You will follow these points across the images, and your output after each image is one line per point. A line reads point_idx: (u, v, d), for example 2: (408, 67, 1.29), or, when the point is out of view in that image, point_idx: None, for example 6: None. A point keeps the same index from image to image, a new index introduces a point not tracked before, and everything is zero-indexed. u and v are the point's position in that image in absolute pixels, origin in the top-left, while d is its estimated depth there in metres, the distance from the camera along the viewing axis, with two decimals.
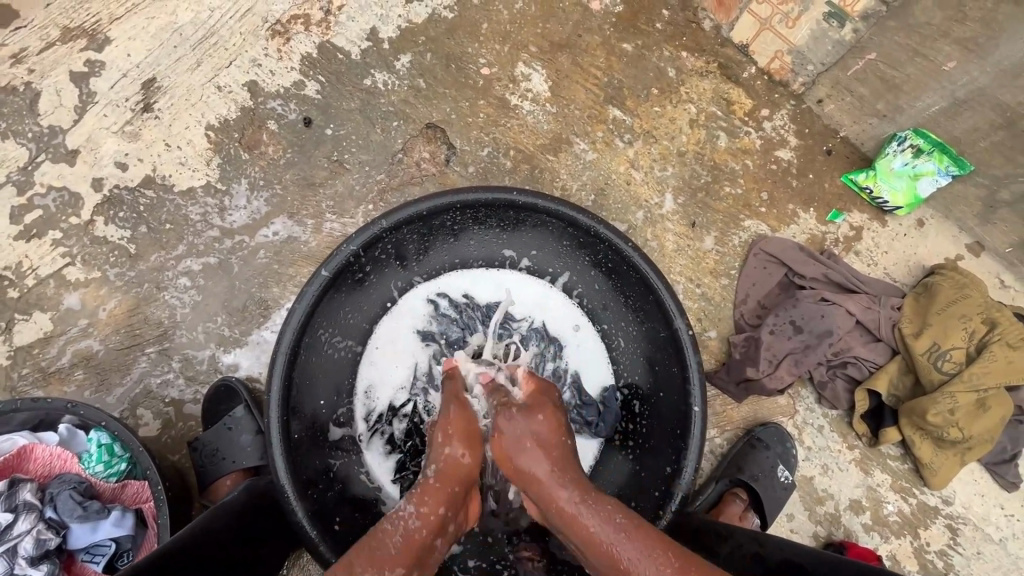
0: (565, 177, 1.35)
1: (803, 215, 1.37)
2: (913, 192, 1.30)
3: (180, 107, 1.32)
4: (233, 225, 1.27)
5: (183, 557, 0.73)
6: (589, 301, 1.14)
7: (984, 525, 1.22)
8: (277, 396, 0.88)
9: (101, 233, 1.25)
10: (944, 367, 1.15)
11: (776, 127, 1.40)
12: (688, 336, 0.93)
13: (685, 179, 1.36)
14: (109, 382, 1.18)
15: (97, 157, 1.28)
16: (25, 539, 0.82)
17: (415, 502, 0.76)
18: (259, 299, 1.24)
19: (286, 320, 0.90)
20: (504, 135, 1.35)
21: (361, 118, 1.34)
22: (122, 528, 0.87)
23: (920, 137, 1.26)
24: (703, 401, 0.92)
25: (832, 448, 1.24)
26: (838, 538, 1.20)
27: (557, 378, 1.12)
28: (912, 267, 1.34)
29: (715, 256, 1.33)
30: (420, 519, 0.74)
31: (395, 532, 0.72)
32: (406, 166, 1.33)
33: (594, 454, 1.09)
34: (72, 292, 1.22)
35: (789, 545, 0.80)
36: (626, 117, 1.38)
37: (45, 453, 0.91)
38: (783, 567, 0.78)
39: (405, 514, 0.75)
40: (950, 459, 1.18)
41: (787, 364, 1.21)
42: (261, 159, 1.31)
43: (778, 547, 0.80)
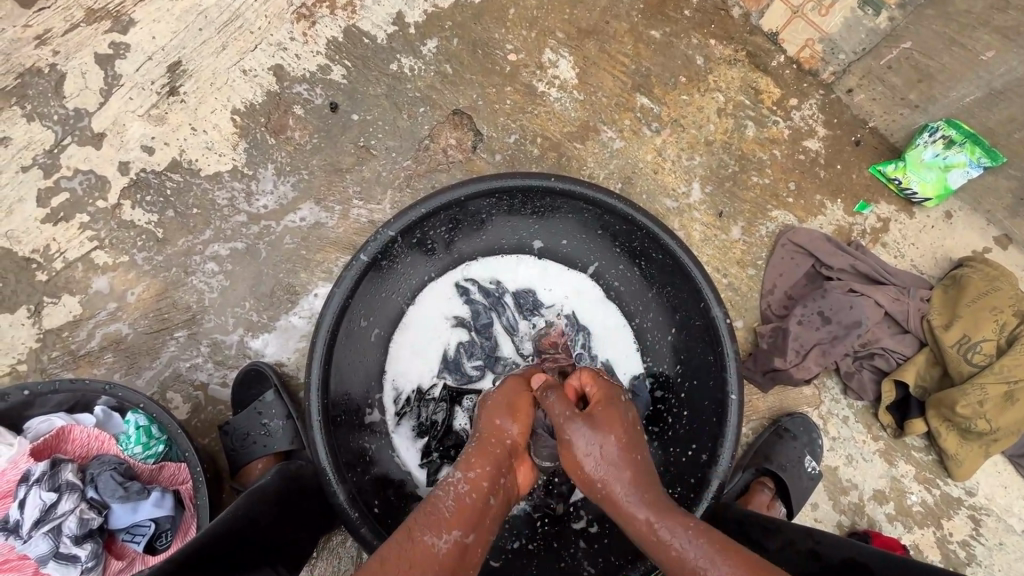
0: (592, 165, 1.34)
1: (830, 206, 1.36)
2: (943, 183, 1.29)
3: (205, 91, 1.31)
4: (260, 210, 1.27)
5: (217, 547, 0.73)
6: (620, 290, 1.14)
7: (1007, 516, 1.23)
8: (316, 380, 0.88)
9: (128, 217, 1.25)
10: (974, 360, 1.15)
11: (804, 117, 1.38)
12: (725, 324, 0.93)
13: (713, 168, 1.36)
14: (138, 366, 1.18)
15: (123, 141, 1.28)
16: (70, 518, 0.83)
17: (462, 469, 0.74)
18: (286, 284, 1.24)
19: (324, 306, 0.90)
20: (531, 122, 1.35)
21: (387, 103, 1.33)
22: (162, 509, 0.87)
23: (952, 128, 1.25)
24: (740, 390, 0.92)
25: (857, 438, 1.25)
26: (862, 527, 1.21)
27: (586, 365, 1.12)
28: (940, 259, 1.34)
29: (742, 246, 1.33)
30: (468, 483, 0.72)
31: (447, 497, 0.70)
32: (433, 152, 1.32)
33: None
34: (100, 275, 1.22)
35: (844, 543, 0.80)
36: (653, 106, 1.37)
37: (83, 434, 0.91)
38: (845, 567, 0.78)
39: (453, 479, 0.73)
40: (976, 451, 1.18)
41: (815, 354, 1.21)
42: (288, 144, 1.30)
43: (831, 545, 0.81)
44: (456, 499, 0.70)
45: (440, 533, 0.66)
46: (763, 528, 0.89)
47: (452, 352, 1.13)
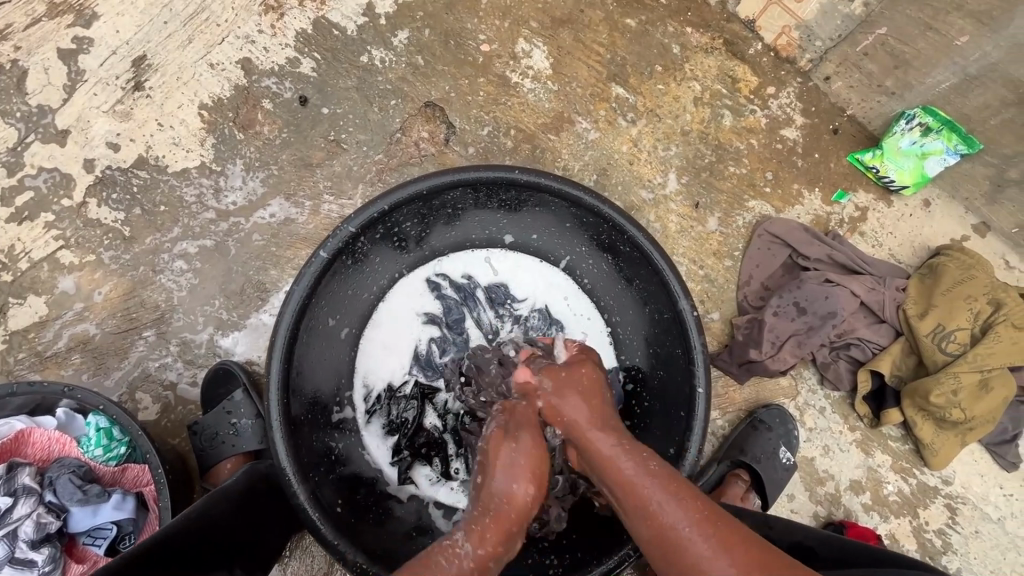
0: (567, 157, 1.32)
1: (808, 195, 1.35)
2: (921, 171, 1.29)
3: (172, 86, 1.29)
4: (229, 206, 1.25)
5: (177, 542, 0.72)
6: (592, 283, 1.12)
7: (983, 504, 1.23)
8: (276, 379, 0.87)
9: (94, 215, 1.23)
10: (949, 349, 1.14)
11: (782, 105, 1.37)
12: (692, 318, 0.91)
13: (689, 158, 1.34)
14: (106, 366, 1.17)
15: (88, 137, 1.25)
16: (26, 523, 0.81)
17: (473, 541, 0.69)
18: (256, 281, 1.22)
19: (284, 305, 0.88)
20: (505, 113, 1.33)
21: (358, 96, 1.31)
22: (123, 512, 0.86)
23: (928, 115, 1.24)
24: (707, 383, 0.91)
25: (834, 429, 1.24)
26: (838, 518, 1.21)
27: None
28: (918, 248, 1.33)
29: (719, 237, 1.31)
30: (474, 561, 0.68)
31: (449, 572, 0.66)
32: (405, 146, 1.30)
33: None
34: (67, 275, 1.20)
35: (799, 530, 0.81)
36: (629, 96, 1.35)
37: (43, 437, 0.90)
38: (793, 552, 0.78)
39: (461, 551, 0.69)
40: (951, 440, 1.18)
41: (790, 345, 1.20)
42: (257, 139, 1.28)
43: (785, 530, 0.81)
44: (458, 570, 0.67)
45: None
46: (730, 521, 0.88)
47: (422, 349, 1.11)
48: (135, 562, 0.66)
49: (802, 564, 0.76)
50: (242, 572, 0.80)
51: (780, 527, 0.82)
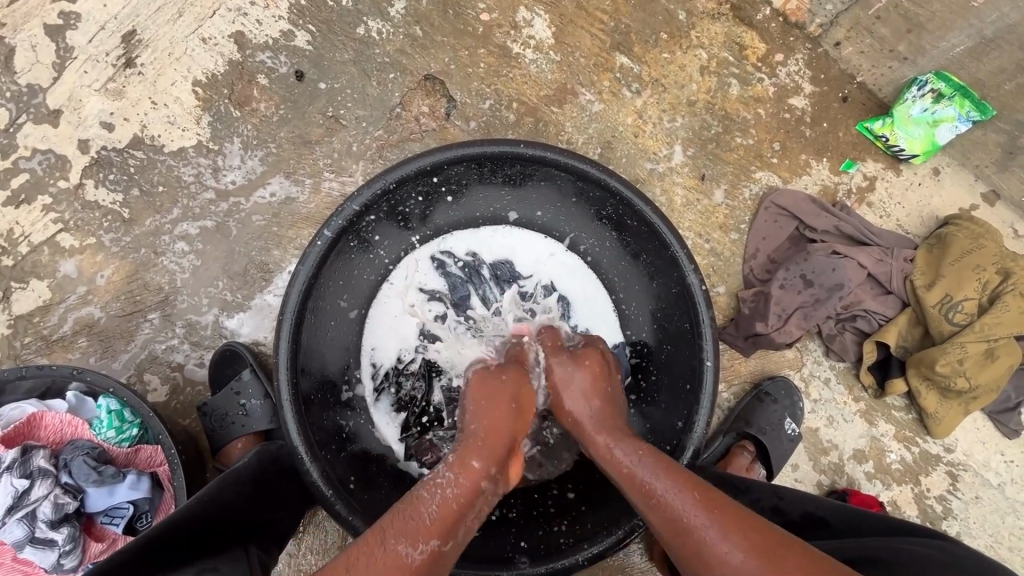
0: (571, 130, 1.30)
1: (816, 165, 1.33)
2: (931, 139, 1.26)
3: (164, 63, 1.25)
4: (228, 186, 1.23)
5: (193, 527, 0.74)
6: (599, 257, 1.11)
7: (984, 471, 1.25)
8: (285, 360, 0.87)
9: (92, 197, 1.21)
10: (955, 319, 1.14)
11: (790, 73, 1.33)
12: (701, 291, 0.89)
13: (695, 129, 1.32)
14: (113, 349, 1.16)
15: (81, 117, 1.22)
16: (44, 504, 0.82)
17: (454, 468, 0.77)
18: (259, 262, 1.21)
19: (289, 285, 0.87)
20: (506, 86, 1.29)
21: (355, 70, 1.28)
22: (138, 491, 0.87)
23: (941, 81, 1.22)
24: (716, 355, 0.89)
25: (838, 399, 1.25)
26: (841, 486, 1.23)
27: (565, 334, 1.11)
28: (926, 218, 1.31)
29: (725, 210, 1.30)
30: (456, 487, 0.75)
31: (430, 500, 0.73)
32: (405, 121, 1.27)
33: None
34: (68, 258, 1.19)
35: (809, 499, 0.83)
36: (633, 65, 1.32)
37: (56, 420, 0.91)
38: (805, 522, 0.81)
39: (441, 480, 0.76)
40: (955, 409, 1.19)
41: (797, 318, 1.19)
42: (253, 117, 1.25)
43: (795, 500, 0.83)
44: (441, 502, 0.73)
45: (418, 543, 0.68)
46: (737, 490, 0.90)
47: (428, 328, 1.11)
48: (149, 549, 0.68)
49: (816, 535, 0.79)
50: (258, 551, 0.81)
51: (790, 497, 0.84)
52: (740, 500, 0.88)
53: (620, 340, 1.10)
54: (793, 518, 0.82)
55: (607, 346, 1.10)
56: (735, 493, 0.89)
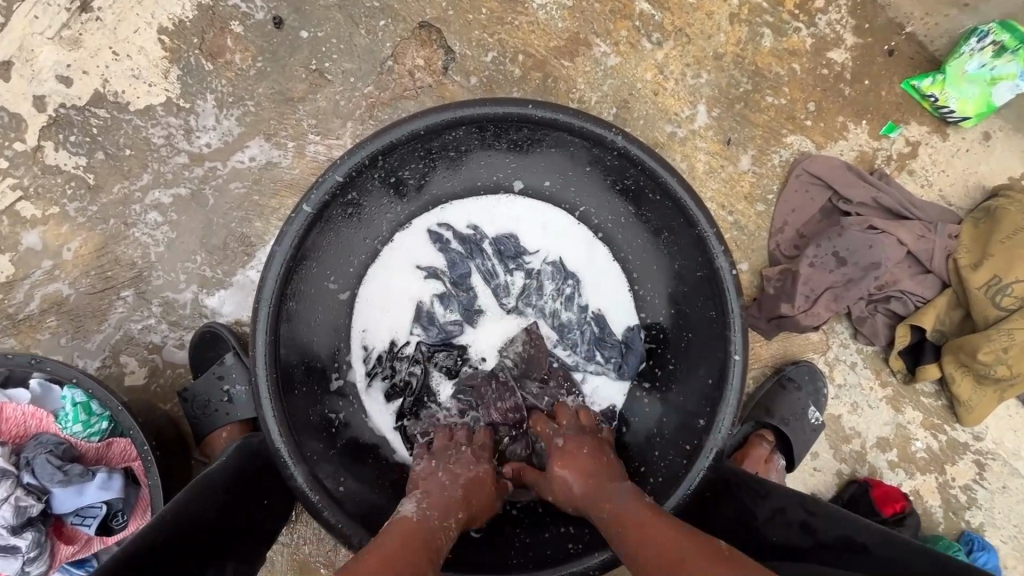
0: (583, 87, 1.16)
1: (853, 129, 1.20)
2: (987, 99, 1.13)
3: (124, 6, 1.11)
4: (203, 149, 1.11)
5: (155, 554, 0.65)
6: (614, 235, 1.01)
7: (1013, 460, 1.19)
8: (265, 352, 0.78)
9: (52, 161, 1.09)
10: (1002, 303, 1.04)
11: (831, 22, 1.18)
12: (731, 277, 0.80)
13: (722, 87, 1.18)
14: (85, 329, 1.08)
15: (34, 70, 1.09)
16: (4, 507, 0.75)
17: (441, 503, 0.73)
18: (240, 234, 1.10)
19: (266, 270, 0.78)
20: (511, 35, 1.15)
21: (341, 16, 1.13)
22: (109, 491, 0.80)
23: (1006, 31, 1.09)
24: (745, 349, 0.81)
25: (864, 385, 1.17)
26: (862, 475, 1.16)
27: (575, 317, 1.01)
28: (972, 188, 1.19)
29: (752, 178, 1.18)
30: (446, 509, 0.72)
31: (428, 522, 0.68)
32: (398, 76, 1.14)
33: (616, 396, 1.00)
34: (30, 229, 1.08)
35: (841, 517, 0.76)
36: (655, 12, 1.17)
37: (18, 412, 0.83)
38: (839, 546, 0.73)
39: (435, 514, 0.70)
40: (990, 398, 1.11)
41: (826, 299, 1.10)
42: (227, 70, 1.12)
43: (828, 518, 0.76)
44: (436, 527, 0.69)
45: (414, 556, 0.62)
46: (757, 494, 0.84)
47: (425, 309, 1.00)
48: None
49: (853, 562, 0.71)
50: (234, 567, 0.74)
51: (821, 514, 0.77)
52: (767, 511, 0.81)
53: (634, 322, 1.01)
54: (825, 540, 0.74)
55: (619, 328, 1.01)
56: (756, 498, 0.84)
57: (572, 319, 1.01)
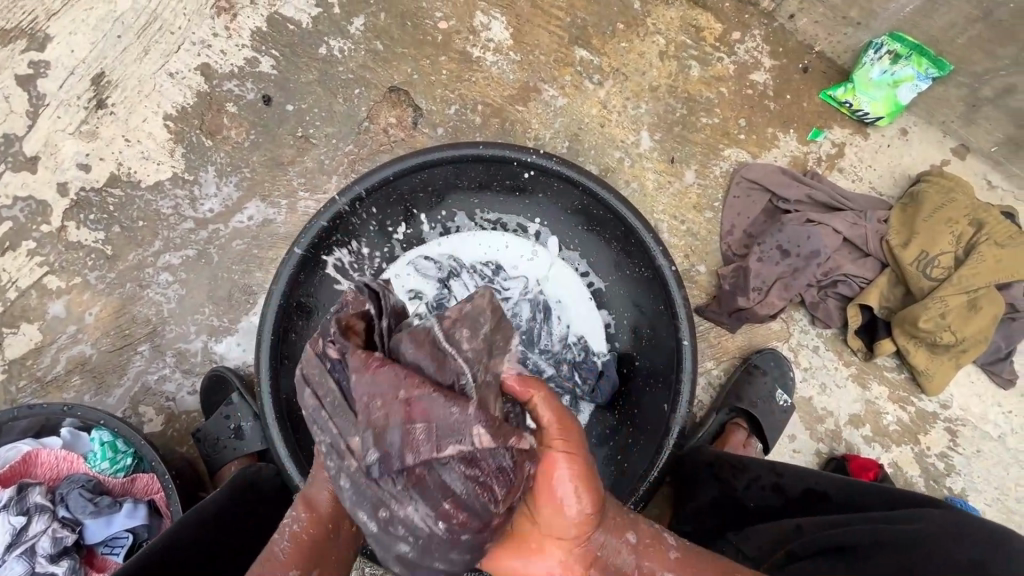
0: (537, 126, 1.32)
1: (783, 137, 1.34)
2: (893, 99, 1.27)
3: (135, 100, 1.28)
4: (207, 213, 1.25)
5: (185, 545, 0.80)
6: (573, 252, 1.15)
7: (983, 424, 1.25)
8: (268, 377, 0.89)
9: (75, 237, 1.23)
10: (933, 274, 1.15)
11: (748, 50, 1.35)
12: (671, 274, 0.95)
13: (660, 114, 1.33)
14: (107, 384, 1.18)
15: (58, 161, 1.25)
16: (42, 538, 0.84)
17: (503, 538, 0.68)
18: (243, 285, 1.23)
19: (266, 301, 0.90)
20: (470, 90, 1.32)
21: (321, 89, 1.31)
22: (135, 519, 0.89)
23: (896, 41, 1.25)
24: (692, 335, 0.94)
25: (830, 366, 1.25)
26: (840, 453, 1.22)
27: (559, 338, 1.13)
28: (898, 178, 1.32)
29: (697, 190, 1.31)
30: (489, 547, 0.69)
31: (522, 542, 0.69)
32: (374, 134, 1.30)
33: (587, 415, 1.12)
34: (56, 299, 1.21)
35: (808, 474, 0.90)
36: (593, 57, 1.34)
37: (52, 456, 0.93)
38: (805, 498, 0.89)
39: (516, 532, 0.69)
40: (946, 364, 1.19)
41: (777, 289, 1.21)
42: (225, 144, 1.28)
43: (796, 477, 0.90)
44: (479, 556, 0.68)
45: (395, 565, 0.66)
46: (735, 468, 0.97)
47: None
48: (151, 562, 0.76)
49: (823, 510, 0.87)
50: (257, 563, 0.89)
51: (790, 474, 0.91)
52: (745, 480, 0.95)
53: (604, 347, 1.12)
54: (795, 495, 0.90)
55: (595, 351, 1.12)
56: (735, 471, 0.97)
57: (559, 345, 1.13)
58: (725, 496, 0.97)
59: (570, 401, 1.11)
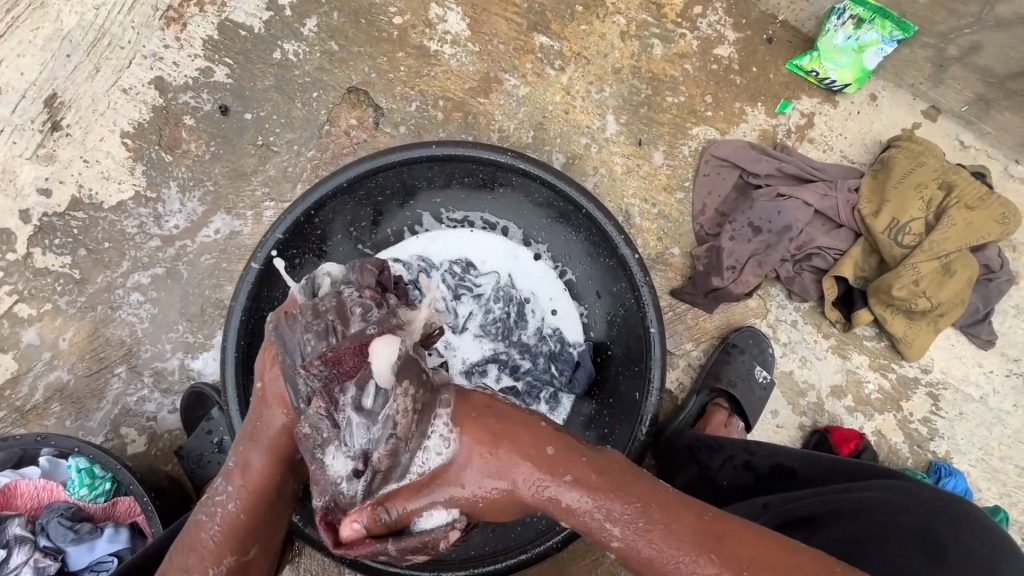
0: (501, 117, 1.29)
1: (751, 111, 1.32)
2: (860, 65, 1.26)
3: (90, 120, 1.26)
4: (172, 230, 1.24)
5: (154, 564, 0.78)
6: (541, 245, 1.15)
7: (965, 386, 1.25)
8: (235, 395, 0.88)
9: (41, 264, 1.22)
10: (905, 241, 1.14)
11: (711, 24, 1.32)
12: (635, 261, 0.94)
13: (624, 96, 1.31)
14: (87, 409, 1.18)
15: (18, 188, 1.24)
16: (25, 568, 0.86)
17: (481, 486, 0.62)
18: (215, 300, 1.22)
19: (229, 319, 0.90)
20: (430, 85, 1.29)
21: (278, 95, 1.28)
22: (118, 542, 0.90)
23: (858, 6, 1.21)
24: (659, 321, 0.94)
25: (809, 339, 1.25)
26: (824, 424, 1.23)
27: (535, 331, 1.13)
28: (869, 144, 1.31)
29: (667, 171, 1.29)
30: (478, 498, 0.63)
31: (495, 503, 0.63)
32: (336, 137, 1.28)
33: (566, 408, 1.12)
34: (28, 328, 1.20)
35: (777, 451, 0.91)
36: (553, 43, 1.32)
37: (30, 486, 0.92)
38: (774, 473, 0.90)
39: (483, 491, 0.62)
40: (924, 330, 1.19)
41: (751, 266, 1.20)
42: (186, 158, 1.26)
43: (765, 454, 0.92)
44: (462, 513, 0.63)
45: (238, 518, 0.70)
46: (710, 448, 0.98)
47: None
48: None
49: (785, 485, 0.88)
50: None
51: (759, 452, 0.93)
52: (719, 459, 0.96)
53: (580, 338, 1.12)
54: (762, 470, 0.91)
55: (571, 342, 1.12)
56: (710, 451, 0.98)
57: (535, 338, 1.13)
58: (700, 475, 0.98)
59: (549, 393, 1.12)
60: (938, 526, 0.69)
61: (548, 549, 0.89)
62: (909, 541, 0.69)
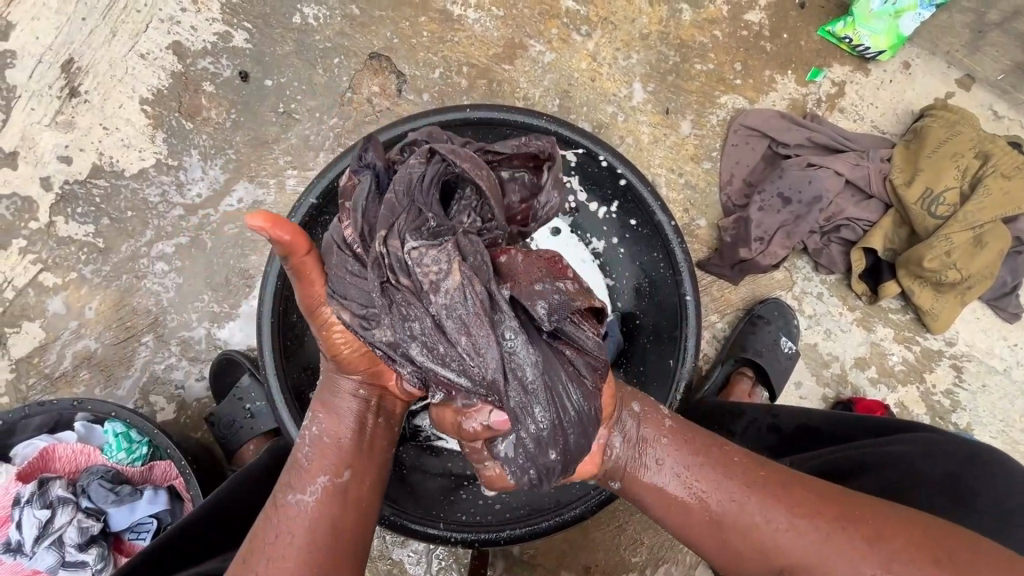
0: (526, 85, 1.27)
1: (781, 80, 1.29)
2: (895, 31, 1.22)
3: (108, 86, 1.24)
4: (195, 199, 1.23)
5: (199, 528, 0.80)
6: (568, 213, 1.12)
7: (989, 358, 1.25)
8: (274, 363, 0.89)
9: (65, 232, 1.21)
10: (939, 212, 1.13)
11: None
12: (670, 227, 0.95)
13: (652, 63, 1.28)
14: (116, 377, 1.19)
15: (38, 155, 1.22)
16: (69, 528, 0.87)
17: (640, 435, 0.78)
18: (239, 269, 1.22)
19: (261, 290, 0.89)
20: (453, 51, 1.26)
21: (299, 61, 1.26)
22: (158, 504, 0.92)
23: None
24: (695, 289, 0.94)
25: (834, 311, 1.25)
26: (847, 396, 1.23)
27: None
28: (901, 114, 1.28)
29: (694, 141, 1.27)
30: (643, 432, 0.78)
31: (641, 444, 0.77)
32: (358, 104, 1.25)
33: None
34: (54, 296, 1.20)
35: (806, 413, 0.90)
36: (580, 7, 1.28)
37: (68, 450, 0.93)
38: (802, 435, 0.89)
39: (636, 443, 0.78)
40: (951, 302, 1.19)
41: (780, 238, 1.18)
42: (206, 125, 1.24)
43: (794, 415, 0.91)
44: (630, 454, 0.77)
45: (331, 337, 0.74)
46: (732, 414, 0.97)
47: None
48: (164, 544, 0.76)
49: (813, 446, 0.88)
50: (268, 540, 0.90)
51: (784, 414, 0.92)
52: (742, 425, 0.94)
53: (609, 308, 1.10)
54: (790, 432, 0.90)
55: None
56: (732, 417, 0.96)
57: None
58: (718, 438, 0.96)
59: None
60: (969, 476, 0.74)
61: (582, 512, 0.90)
62: (942, 492, 0.74)
